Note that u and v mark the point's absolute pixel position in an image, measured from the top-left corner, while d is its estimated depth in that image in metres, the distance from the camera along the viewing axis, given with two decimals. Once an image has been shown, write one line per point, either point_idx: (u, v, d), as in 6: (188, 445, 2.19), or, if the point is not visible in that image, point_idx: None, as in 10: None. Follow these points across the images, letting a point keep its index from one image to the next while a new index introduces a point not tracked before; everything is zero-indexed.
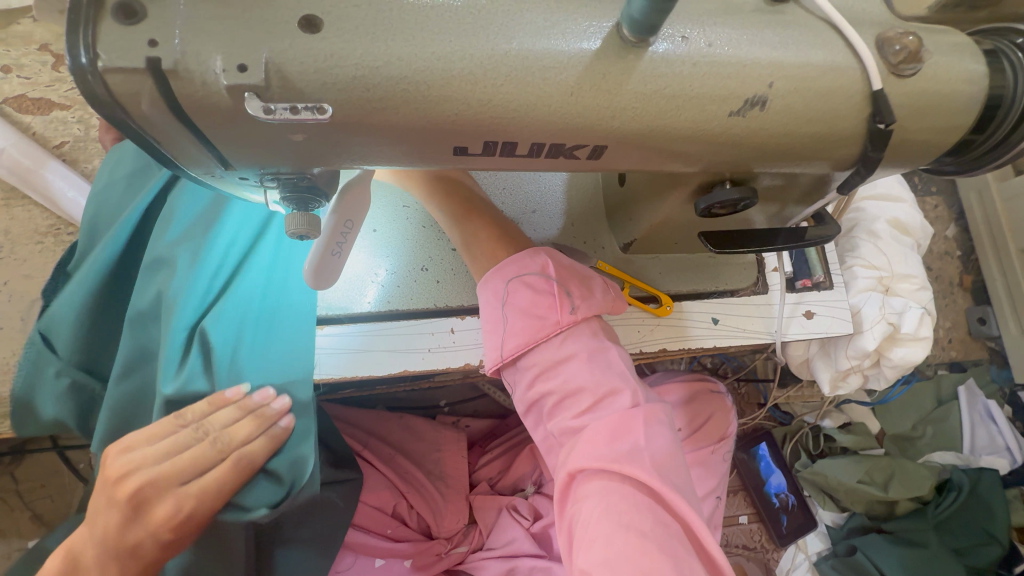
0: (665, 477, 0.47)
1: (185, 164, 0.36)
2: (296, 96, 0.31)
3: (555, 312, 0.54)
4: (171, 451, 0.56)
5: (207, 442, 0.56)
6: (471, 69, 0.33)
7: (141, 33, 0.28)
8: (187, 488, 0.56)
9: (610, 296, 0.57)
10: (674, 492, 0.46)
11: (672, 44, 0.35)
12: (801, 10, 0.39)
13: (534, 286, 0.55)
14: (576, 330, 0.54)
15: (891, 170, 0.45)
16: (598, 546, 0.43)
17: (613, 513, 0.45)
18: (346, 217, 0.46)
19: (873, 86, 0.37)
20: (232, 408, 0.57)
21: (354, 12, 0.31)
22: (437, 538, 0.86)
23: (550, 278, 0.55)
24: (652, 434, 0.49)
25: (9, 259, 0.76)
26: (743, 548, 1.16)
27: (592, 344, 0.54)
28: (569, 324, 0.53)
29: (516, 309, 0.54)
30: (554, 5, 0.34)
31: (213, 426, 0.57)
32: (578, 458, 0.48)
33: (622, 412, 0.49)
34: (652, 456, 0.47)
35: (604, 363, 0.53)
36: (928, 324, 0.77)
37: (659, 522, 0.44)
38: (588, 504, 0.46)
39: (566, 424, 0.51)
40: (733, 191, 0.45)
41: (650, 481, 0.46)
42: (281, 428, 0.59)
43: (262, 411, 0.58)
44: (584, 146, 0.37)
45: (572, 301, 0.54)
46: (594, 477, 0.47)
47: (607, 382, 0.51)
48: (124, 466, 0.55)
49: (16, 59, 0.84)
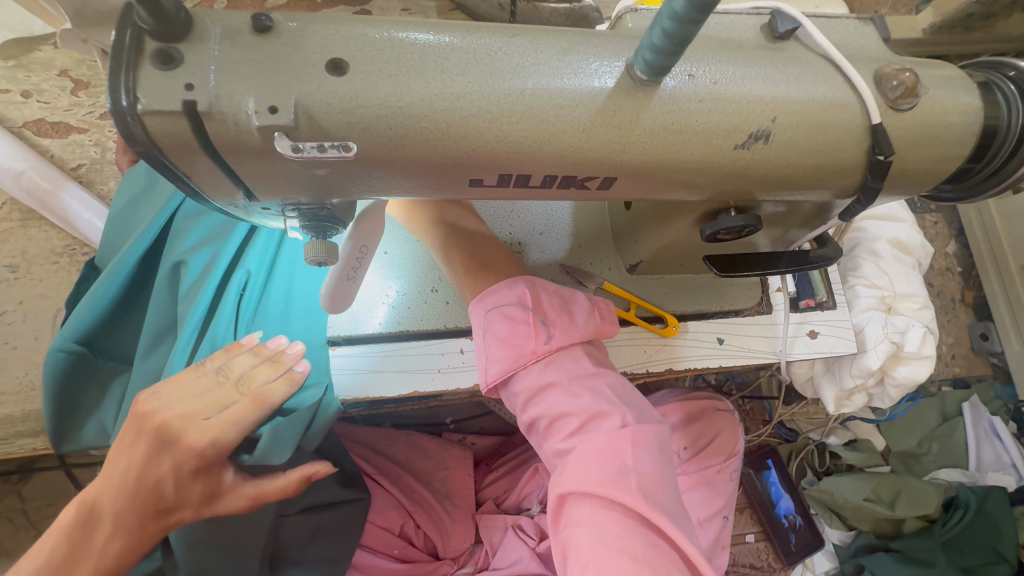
0: (653, 499, 0.47)
1: (210, 195, 0.37)
2: (323, 135, 0.32)
3: (531, 340, 0.55)
4: (194, 390, 0.54)
5: (229, 382, 0.55)
6: (488, 109, 0.34)
7: (178, 77, 0.30)
8: (210, 420, 0.53)
9: (593, 323, 0.57)
10: (661, 515, 0.46)
11: (681, 81, 0.37)
12: (802, 47, 0.40)
13: (511, 316, 0.56)
14: (555, 358, 0.55)
15: (891, 198, 0.47)
16: (591, 570, 0.44)
17: (601, 536, 0.45)
18: (361, 244, 0.47)
19: (872, 120, 0.39)
20: (249, 355, 0.57)
21: (378, 55, 0.33)
22: (443, 559, 0.86)
23: (527, 307, 0.56)
24: (640, 456, 0.49)
25: (25, 279, 0.78)
26: (750, 568, 1.13)
27: (574, 370, 0.55)
28: (545, 353, 0.55)
29: (496, 338, 0.55)
30: (566, 45, 0.36)
31: (234, 369, 0.56)
32: (566, 482, 0.48)
33: (609, 434, 0.50)
34: (639, 479, 0.48)
35: (590, 385, 0.53)
36: (932, 343, 0.78)
37: (650, 544, 0.45)
38: (578, 528, 0.47)
39: (556, 446, 0.52)
40: (738, 218, 0.46)
41: (635, 503, 0.46)
42: (298, 373, 0.57)
43: (277, 357, 0.57)
44: (596, 177, 0.39)
45: (548, 330, 0.55)
46: (583, 500, 0.48)
47: (594, 405, 0.52)
48: (147, 404, 0.53)
49: (36, 84, 0.86)
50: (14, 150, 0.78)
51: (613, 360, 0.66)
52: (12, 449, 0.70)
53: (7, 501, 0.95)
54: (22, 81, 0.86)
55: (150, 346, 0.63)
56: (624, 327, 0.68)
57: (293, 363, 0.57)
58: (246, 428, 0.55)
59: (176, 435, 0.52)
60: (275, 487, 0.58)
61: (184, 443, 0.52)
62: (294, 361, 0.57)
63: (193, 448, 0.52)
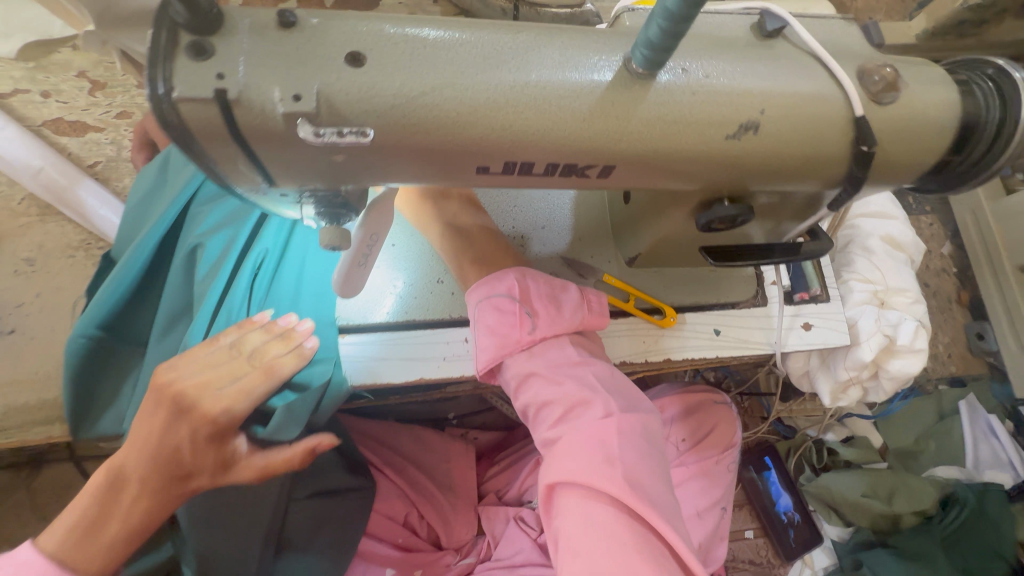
0: (638, 488, 0.48)
1: (236, 183, 0.39)
2: (341, 122, 0.34)
3: (516, 330, 0.57)
4: (208, 361, 0.56)
5: (243, 356, 0.57)
6: (494, 99, 0.37)
7: (210, 67, 0.33)
8: (225, 390, 0.55)
9: (579, 315, 0.59)
10: (645, 504, 0.47)
11: (675, 75, 0.39)
12: (789, 45, 0.43)
13: (500, 307, 0.58)
14: (541, 346, 0.57)
15: (878, 189, 0.49)
16: (579, 557, 0.46)
17: (587, 523, 0.47)
18: (373, 231, 0.49)
19: (855, 112, 0.41)
20: (260, 331, 0.59)
21: (393, 50, 0.35)
22: (446, 549, 0.88)
23: (514, 298, 0.58)
24: (625, 445, 0.51)
25: (42, 272, 0.81)
26: (750, 564, 1.15)
27: (559, 359, 0.56)
28: (530, 342, 0.56)
29: (484, 327, 0.58)
30: (568, 42, 0.39)
31: (246, 344, 0.58)
32: (553, 470, 0.50)
33: (593, 423, 0.52)
34: (625, 467, 0.49)
35: (574, 372, 0.55)
36: (924, 337, 0.80)
37: (633, 531, 0.47)
38: (566, 515, 0.49)
39: (543, 435, 0.54)
40: (731, 207, 0.49)
41: (620, 493, 0.47)
42: (308, 349, 0.59)
43: (287, 334, 0.59)
44: (595, 166, 0.41)
45: (533, 320, 0.57)
46: (570, 487, 0.49)
47: (578, 394, 0.54)
48: (167, 374, 0.55)
49: (56, 85, 0.89)
50: (32, 148, 0.81)
51: (614, 350, 0.68)
52: (28, 437, 0.72)
53: (17, 492, 0.96)
54: (41, 82, 0.89)
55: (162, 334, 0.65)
56: (624, 319, 0.70)
57: (303, 339, 0.59)
58: (257, 399, 0.57)
59: (192, 403, 0.54)
60: (285, 460, 0.61)
61: (200, 410, 0.54)
62: (304, 337, 0.60)
63: (209, 415, 0.55)
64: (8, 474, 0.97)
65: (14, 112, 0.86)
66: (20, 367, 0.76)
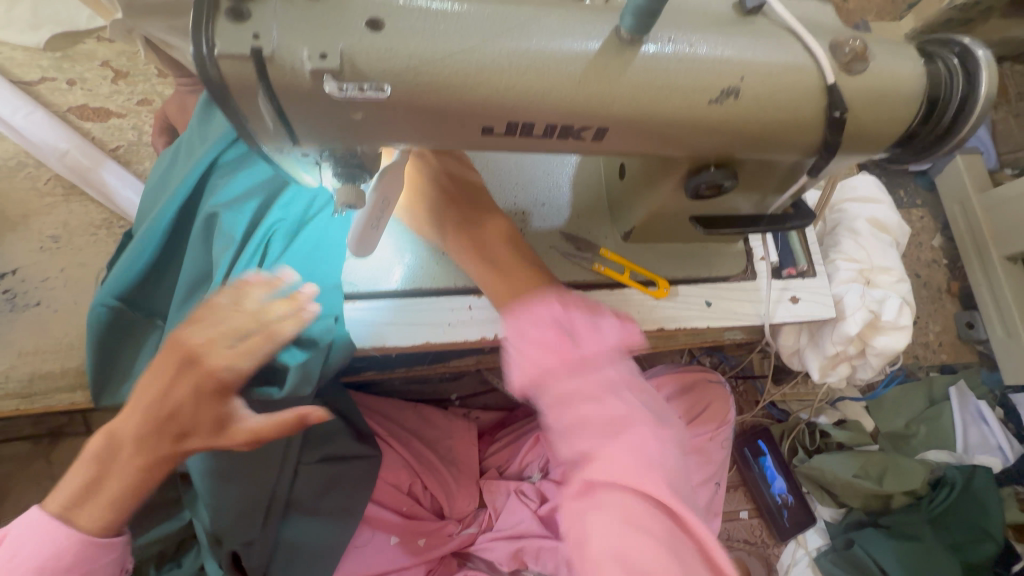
0: (676, 490, 0.46)
1: (262, 138, 0.44)
2: (362, 79, 0.39)
3: (564, 341, 0.50)
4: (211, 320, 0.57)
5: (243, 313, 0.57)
6: (498, 62, 0.41)
7: (247, 29, 0.37)
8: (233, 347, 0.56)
9: (624, 331, 0.54)
10: (683, 506, 0.45)
11: (661, 45, 0.43)
12: (766, 21, 0.47)
13: (545, 322, 0.52)
14: (591, 356, 0.50)
15: (853, 158, 0.53)
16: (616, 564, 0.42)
17: (626, 529, 0.43)
18: (384, 196, 0.53)
19: (827, 80, 0.46)
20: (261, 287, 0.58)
21: (407, 17, 0.40)
22: (449, 518, 0.92)
23: (561, 313, 0.53)
24: (663, 445, 0.47)
25: (67, 248, 0.85)
26: (744, 543, 1.19)
27: (599, 356, 0.50)
28: (578, 355, 0.49)
29: (529, 339, 0.51)
30: (564, 13, 0.43)
31: (247, 301, 0.57)
32: (592, 472, 0.45)
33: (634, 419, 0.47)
34: (666, 470, 0.46)
35: (611, 385, 0.48)
36: (908, 314, 0.83)
37: (671, 536, 0.44)
38: (599, 515, 0.44)
39: (571, 431, 0.47)
40: (717, 173, 0.53)
41: (666, 499, 0.44)
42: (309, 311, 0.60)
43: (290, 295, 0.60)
44: (590, 127, 0.45)
45: (580, 336, 0.51)
46: (607, 489, 0.45)
47: (611, 384, 0.49)
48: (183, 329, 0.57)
49: (80, 74, 0.94)
50: (59, 132, 0.86)
51: None
52: (53, 402, 0.76)
53: (35, 466, 0.99)
54: (67, 70, 0.94)
55: (179, 305, 0.69)
56: (619, 290, 0.73)
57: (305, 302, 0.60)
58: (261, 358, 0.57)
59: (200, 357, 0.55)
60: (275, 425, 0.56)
61: (205, 364, 0.55)
62: (306, 300, 0.60)
63: (211, 370, 0.55)
64: (26, 445, 1.00)
65: (40, 98, 0.91)
66: (46, 336, 0.79)
